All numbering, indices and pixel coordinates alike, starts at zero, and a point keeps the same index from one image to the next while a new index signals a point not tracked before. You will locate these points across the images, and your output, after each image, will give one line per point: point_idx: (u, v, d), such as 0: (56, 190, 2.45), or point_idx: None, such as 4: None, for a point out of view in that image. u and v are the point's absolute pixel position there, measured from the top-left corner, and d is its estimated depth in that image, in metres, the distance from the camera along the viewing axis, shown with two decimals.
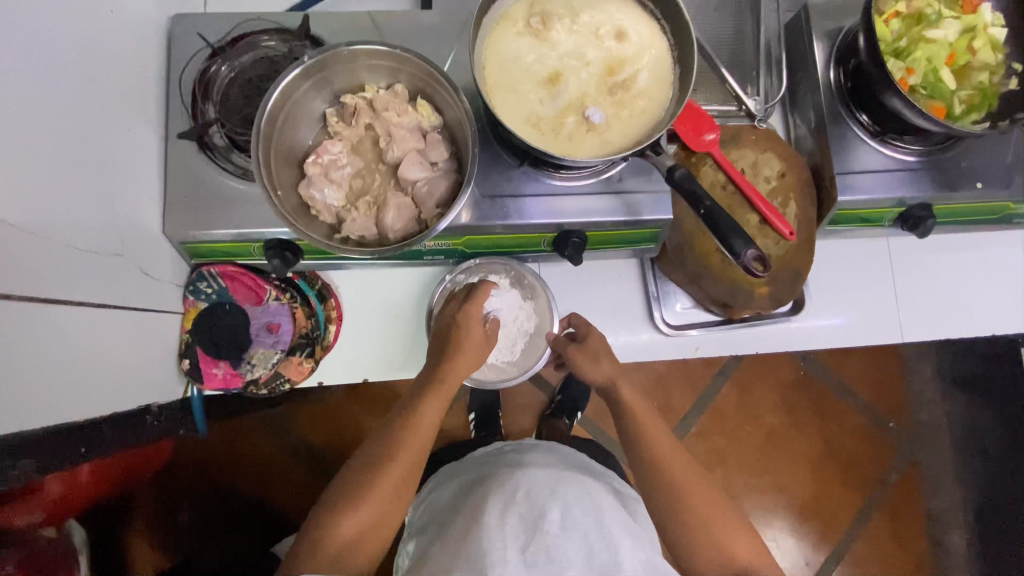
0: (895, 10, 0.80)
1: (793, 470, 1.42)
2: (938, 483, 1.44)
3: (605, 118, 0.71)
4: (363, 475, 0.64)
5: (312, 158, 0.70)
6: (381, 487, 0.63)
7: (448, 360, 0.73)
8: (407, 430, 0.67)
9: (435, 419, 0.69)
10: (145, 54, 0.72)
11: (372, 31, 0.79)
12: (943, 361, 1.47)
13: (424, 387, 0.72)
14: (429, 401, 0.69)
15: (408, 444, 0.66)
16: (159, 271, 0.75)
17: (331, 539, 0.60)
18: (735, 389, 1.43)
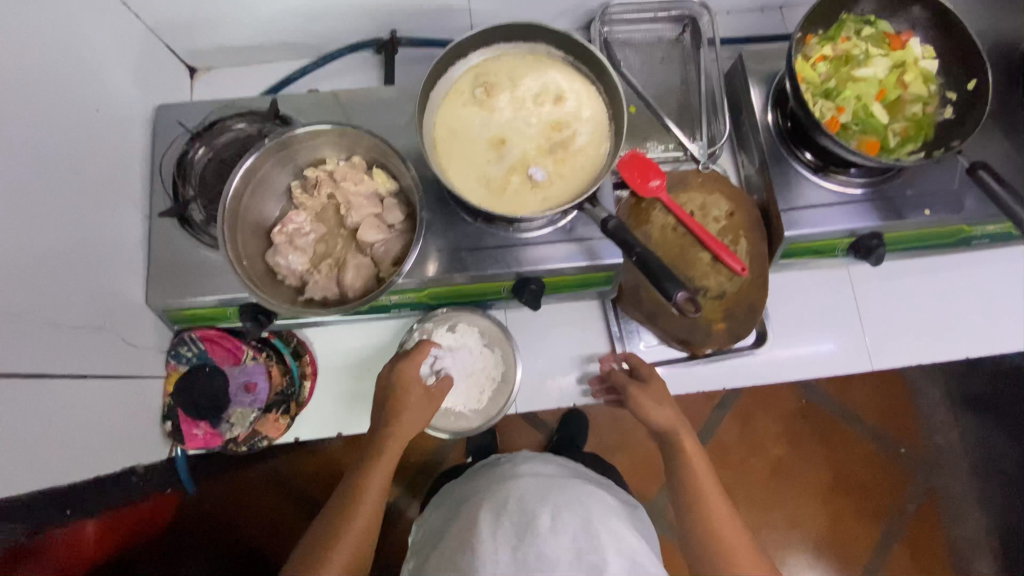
0: (821, 54, 0.82)
1: (803, 503, 1.38)
2: (960, 510, 1.39)
3: (547, 175, 0.76)
4: (326, 531, 0.67)
5: (277, 228, 0.75)
6: (342, 555, 0.64)
7: (397, 399, 0.75)
8: (363, 485, 0.69)
9: (386, 478, 0.71)
10: (130, 144, 0.80)
11: (335, 106, 0.86)
12: (951, 383, 1.44)
13: (378, 425, 0.74)
14: (378, 460, 0.71)
15: (362, 503, 0.68)
16: (141, 339, 0.80)
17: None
18: (736, 422, 1.41)
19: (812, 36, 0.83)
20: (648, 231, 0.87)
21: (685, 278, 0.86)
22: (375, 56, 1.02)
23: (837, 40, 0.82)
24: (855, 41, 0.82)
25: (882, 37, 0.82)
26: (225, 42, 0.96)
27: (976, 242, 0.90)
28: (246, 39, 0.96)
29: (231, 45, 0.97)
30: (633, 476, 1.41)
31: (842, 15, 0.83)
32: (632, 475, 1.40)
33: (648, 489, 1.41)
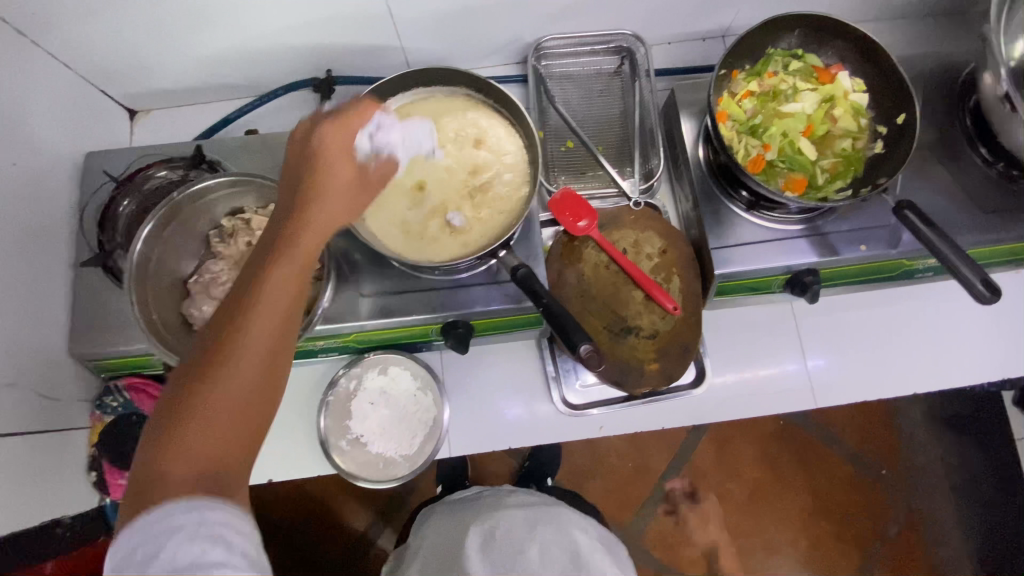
0: (747, 90, 0.81)
1: (782, 529, 1.32)
2: (943, 533, 1.32)
3: (465, 220, 0.75)
4: (216, 341, 0.48)
5: (194, 278, 0.75)
6: (228, 395, 0.46)
7: (315, 177, 0.55)
8: (262, 286, 0.49)
9: (294, 282, 0.51)
10: (52, 194, 0.81)
11: (263, 149, 0.86)
12: (933, 403, 1.37)
13: (288, 210, 0.54)
14: (281, 261, 0.51)
15: (257, 319, 0.48)
16: (60, 392, 0.80)
17: (169, 473, 0.43)
18: (712, 446, 1.34)
19: (738, 72, 0.82)
20: (581, 269, 0.86)
21: (616, 317, 0.84)
22: (314, 95, 1.02)
23: (764, 75, 0.81)
24: (782, 76, 0.81)
25: (811, 71, 0.82)
26: (159, 86, 0.96)
27: (921, 275, 0.88)
28: (181, 81, 0.96)
29: (167, 88, 0.97)
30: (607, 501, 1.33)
31: (769, 50, 0.82)
32: (610, 502, 1.33)
33: (623, 513, 1.33)
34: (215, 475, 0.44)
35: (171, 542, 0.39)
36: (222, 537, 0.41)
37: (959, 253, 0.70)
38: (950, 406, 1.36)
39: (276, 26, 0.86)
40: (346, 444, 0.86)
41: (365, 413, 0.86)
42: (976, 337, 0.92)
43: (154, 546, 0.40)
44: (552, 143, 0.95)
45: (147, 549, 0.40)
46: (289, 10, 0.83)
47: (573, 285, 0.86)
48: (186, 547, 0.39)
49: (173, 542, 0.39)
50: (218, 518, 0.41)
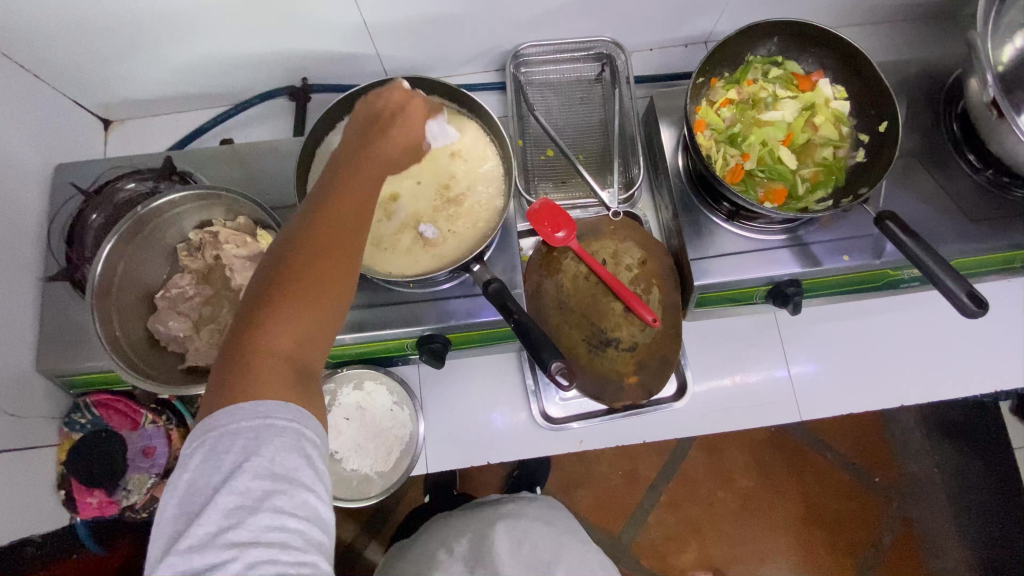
0: (726, 98, 0.80)
1: (773, 538, 1.29)
2: (937, 543, 1.30)
3: (438, 232, 0.74)
4: (300, 241, 0.49)
5: (160, 293, 0.73)
6: (314, 293, 0.48)
7: (396, 111, 0.59)
8: (346, 194, 0.52)
9: (369, 205, 0.53)
10: (20, 207, 0.79)
11: (234, 159, 0.84)
12: (925, 410, 1.35)
13: (364, 133, 0.58)
14: (362, 176, 0.54)
15: (337, 231, 0.50)
16: (28, 409, 0.78)
17: (258, 364, 0.45)
18: (703, 452, 1.33)
19: (716, 80, 0.81)
20: (560, 280, 0.84)
21: (595, 329, 0.83)
22: (290, 103, 1.01)
23: (743, 82, 0.80)
24: (761, 83, 0.80)
25: (791, 79, 0.80)
26: (134, 95, 0.95)
27: (906, 285, 0.86)
28: (154, 89, 0.95)
29: (142, 98, 0.96)
30: (597, 511, 1.31)
31: (748, 57, 0.81)
32: (598, 511, 1.30)
33: (614, 523, 1.31)
34: (298, 370, 0.47)
35: (271, 443, 0.43)
36: (313, 457, 0.44)
37: (941, 264, 0.68)
38: (943, 413, 1.34)
39: (249, 35, 0.85)
40: None
41: (339, 428, 0.86)
42: (964, 346, 0.90)
43: (254, 439, 0.42)
44: (532, 151, 0.94)
45: (246, 440, 0.43)
46: (262, 19, 0.82)
47: (552, 297, 0.84)
48: (285, 455, 0.43)
49: (274, 444, 0.43)
50: (310, 435, 0.45)
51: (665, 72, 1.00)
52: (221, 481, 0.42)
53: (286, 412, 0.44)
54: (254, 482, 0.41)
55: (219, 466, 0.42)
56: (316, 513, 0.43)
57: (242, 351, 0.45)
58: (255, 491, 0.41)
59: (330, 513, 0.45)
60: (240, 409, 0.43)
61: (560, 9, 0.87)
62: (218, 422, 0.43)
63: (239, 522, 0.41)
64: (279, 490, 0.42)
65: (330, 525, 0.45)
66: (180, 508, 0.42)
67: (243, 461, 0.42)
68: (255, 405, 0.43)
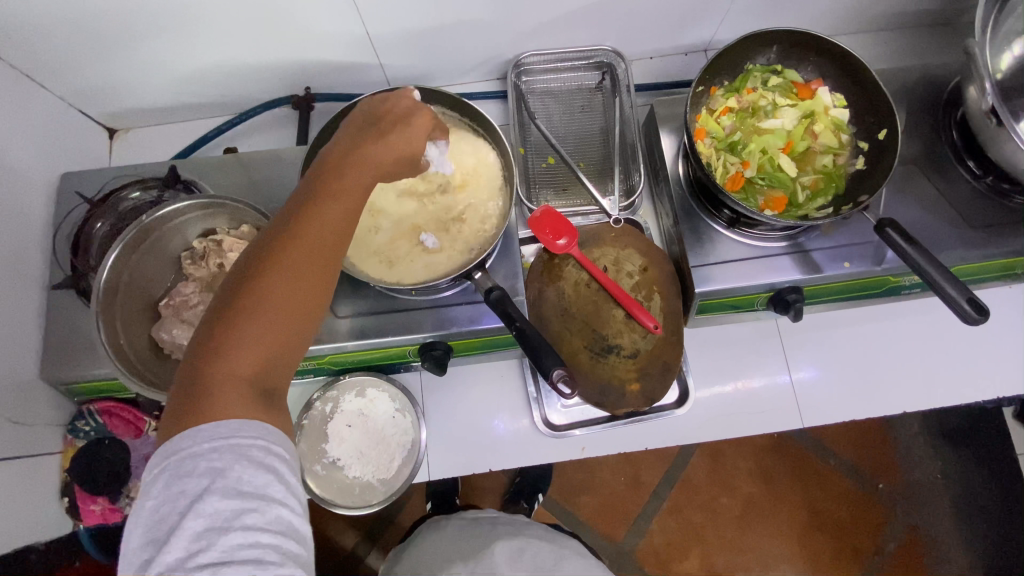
0: (726, 106, 0.80)
1: (777, 544, 1.28)
2: (944, 550, 1.28)
3: (439, 242, 0.74)
4: (277, 256, 0.49)
5: (165, 301, 0.74)
6: (285, 309, 0.49)
7: (398, 120, 0.57)
8: (330, 209, 0.52)
9: (347, 222, 0.53)
10: (26, 216, 0.80)
11: (239, 168, 0.85)
12: (929, 416, 1.35)
13: (357, 139, 0.56)
14: (348, 190, 0.53)
15: (315, 248, 0.50)
16: (33, 416, 0.78)
17: (218, 382, 0.46)
18: (706, 457, 1.32)
19: (716, 88, 0.82)
20: (561, 287, 0.85)
21: (597, 336, 0.83)
22: (294, 112, 1.02)
23: (743, 91, 0.81)
24: (761, 92, 0.81)
25: (791, 87, 0.81)
26: (140, 104, 0.96)
27: (906, 292, 0.86)
28: (160, 99, 0.96)
29: (147, 107, 0.97)
30: (598, 518, 1.30)
31: (748, 66, 0.82)
32: (600, 518, 1.30)
33: (616, 530, 1.30)
34: (258, 389, 0.47)
35: (237, 464, 0.43)
36: (281, 473, 0.45)
37: (945, 274, 0.68)
38: (946, 419, 1.33)
39: (254, 44, 0.86)
40: (321, 469, 0.85)
41: (341, 435, 0.86)
42: (965, 353, 0.90)
43: (218, 461, 0.43)
44: (533, 159, 0.94)
45: (210, 462, 0.43)
46: (267, 29, 0.83)
47: (553, 303, 0.84)
48: (252, 474, 0.43)
49: (239, 464, 0.43)
50: (277, 451, 0.45)
51: (666, 81, 1.01)
52: (186, 506, 0.41)
53: (250, 430, 0.44)
54: (222, 503, 0.41)
55: (183, 491, 0.42)
56: (289, 526, 0.44)
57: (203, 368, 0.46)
58: (224, 512, 0.42)
59: (303, 526, 0.46)
60: (200, 430, 0.44)
61: (561, 19, 0.88)
62: (180, 445, 0.43)
63: (209, 544, 0.41)
64: (249, 508, 0.42)
65: (304, 538, 0.46)
66: (146, 537, 0.42)
67: (209, 483, 0.42)
68: (216, 425, 0.44)
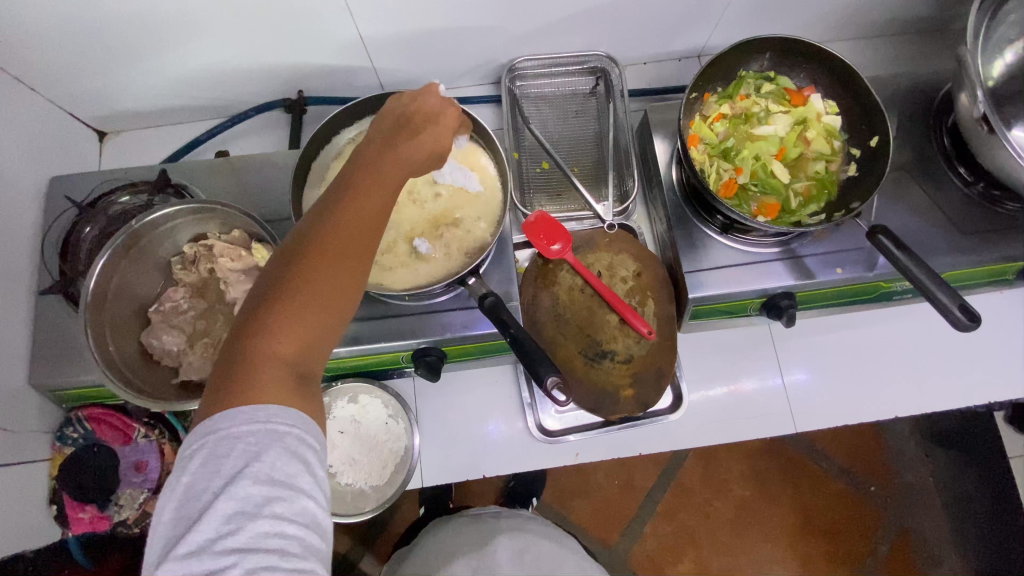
0: (719, 113, 0.81)
1: (771, 548, 1.29)
2: (936, 553, 1.29)
3: (432, 248, 0.74)
4: (316, 242, 0.49)
5: (155, 306, 0.73)
6: (324, 296, 0.48)
7: (427, 119, 0.60)
8: (365, 198, 0.52)
9: (385, 212, 0.53)
10: (15, 220, 0.79)
11: (231, 173, 0.84)
12: (919, 419, 1.36)
13: (390, 134, 0.58)
14: (385, 181, 0.54)
15: (355, 236, 0.50)
16: (20, 424, 0.77)
17: (259, 366, 0.45)
18: (699, 461, 1.32)
19: (709, 95, 0.82)
20: (555, 292, 0.85)
21: (592, 342, 0.83)
22: (287, 115, 1.01)
23: (736, 97, 0.81)
24: (754, 99, 0.81)
25: (783, 94, 0.81)
26: (130, 107, 0.95)
27: (899, 297, 0.87)
28: (151, 102, 0.95)
29: (139, 110, 0.96)
30: (593, 523, 1.30)
31: (741, 73, 0.82)
32: (595, 522, 1.30)
33: (611, 534, 1.30)
34: (299, 373, 0.47)
35: (273, 449, 0.42)
36: (311, 464, 0.44)
37: (934, 279, 0.69)
38: (936, 422, 1.34)
39: (246, 48, 0.85)
40: None
41: (334, 442, 0.85)
42: (957, 357, 0.91)
43: (255, 444, 0.42)
44: (527, 163, 0.94)
45: (246, 444, 0.42)
46: (258, 32, 0.82)
47: (548, 309, 0.84)
48: (285, 461, 0.43)
49: (275, 449, 0.43)
50: (310, 441, 0.45)
51: (660, 86, 1.01)
52: (221, 487, 0.41)
53: (286, 418, 0.44)
54: (254, 489, 0.41)
55: (218, 471, 0.41)
56: (314, 519, 0.43)
57: (243, 351, 0.45)
58: (255, 496, 0.41)
59: (328, 521, 0.45)
60: (239, 412, 0.43)
61: (554, 24, 0.88)
62: (217, 426, 0.42)
63: (238, 528, 0.40)
64: (278, 496, 0.42)
65: (327, 533, 0.45)
66: (177, 512, 0.41)
67: (244, 466, 0.41)
68: (255, 409, 0.43)
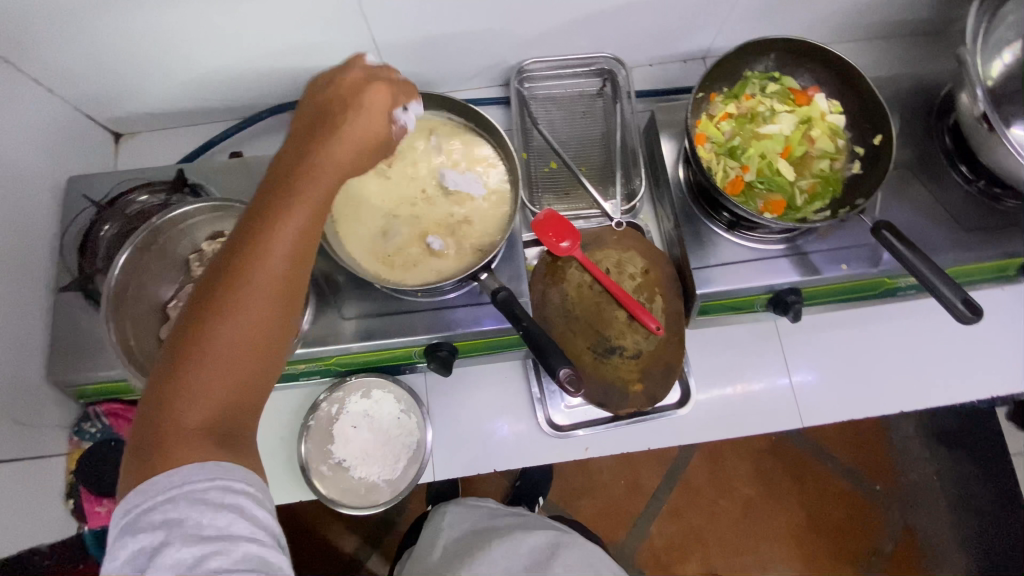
0: (725, 112, 0.82)
1: (776, 546, 1.29)
2: (940, 551, 1.30)
3: (445, 245, 0.75)
4: (215, 301, 0.47)
5: (173, 302, 0.75)
6: (229, 356, 0.47)
7: (336, 127, 0.51)
8: (262, 245, 0.48)
9: (286, 254, 0.49)
10: (33, 218, 0.80)
11: (247, 172, 0.86)
12: (922, 417, 1.37)
13: (292, 161, 0.51)
14: (283, 221, 0.48)
15: (252, 289, 0.48)
16: (38, 418, 0.79)
17: (176, 430, 0.46)
18: (704, 461, 1.33)
19: (716, 94, 0.84)
20: (564, 289, 0.86)
21: (600, 337, 0.84)
22: None
23: (741, 97, 0.83)
24: (759, 98, 0.82)
25: (787, 93, 0.83)
26: (146, 109, 0.97)
27: (902, 293, 0.88)
28: (166, 103, 0.97)
29: (154, 111, 0.98)
30: (598, 522, 1.31)
31: (746, 73, 0.84)
32: (600, 521, 1.30)
33: (616, 533, 1.31)
34: (220, 432, 0.47)
35: (194, 511, 0.43)
36: (244, 509, 0.45)
37: (939, 274, 0.70)
38: (939, 420, 1.35)
39: (261, 51, 0.87)
40: (327, 469, 0.85)
41: (347, 436, 0.86)
42: (960, 353, 0.92)
43: (175, 511, 0.43)
44: (535, 163, 0.96)
45: (167, 514, 0.43)
46: (272, 35, 0.84)
47: (557, 305, 0.85)
48: (211, 517, 0.43)
49: (196, 510, 0.43)
50: (236, 491, 0.45)
51: (665, 87, 1.03)
52: (149, 561, 0.42)
53: (204, 474, 0.44)
54: (183, 551, 0.42)
55: (144, 547, 0.42)
56: (259, 561, 0.43)
57: (160, 415, 0.46)
58: (186, 558, 0.42)
59: (280, 559, 0.45)
60: (157, 480, 0.44)
61: (562, 27, 0.90)
62: (139, 501, 0.44)
63: None
64: (212, 550, 0.42)
65: (282, 569, 0.45)
66: None
67: (168, 534, 0.42)
68: (170, 475, 0.44)
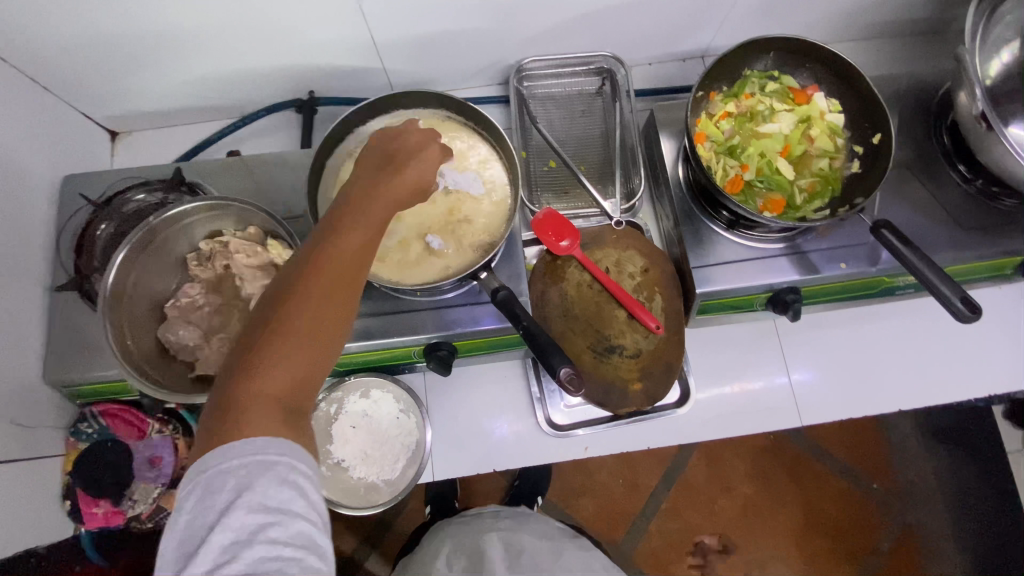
0: (725, 111, 0.82)
1: (775, 545, 1.30)
2: (938, 549, 1.30)
3: (444, 244, 0.75)
4: (299, 282, 0.47)
5: (171, 302, 0.74)
6: (309, 331, 0.46)
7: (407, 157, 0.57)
8: (346, 238, 0.50)
9: (367, 248, 0.51)
10: (29, 217, 0.80)
11: (244, 171, 0.86)
12: (920, 416, 1.37)
13: (368, 175, 0.55)
14: (364, 219, 0.51)
15: (336, 272, 0.48)
16: (34, 419, 0.78)
17: (253, 403, 0.43)
18: (703, 461, 1.33)
19: (716, 93, 0.83)
20: (563, 288, 0.86)
21: (600, 336, 0.84)
22: (297, 116, 1.02)
23: (741, 96, 0.83)
24: (759, 97, 0.82)
25: (787, 92, 0.83)
26: (143, 107, 0.97)
27: (901, 291, 0.88)
28: (163, 102, 0.96)
29: (151, 110, 0.98)
30: (597, 521, 1.31)
31: (745, 72, 0.84)
32: (599, 521, 1.30)
33: (616, 532, 1.31)
34: (292, 408, 0.45)
35: (263, 479, 0.41)
36: (306, 489, 0.43)
37: (937, 273, 0.70)
38: (936, 418, 1.36)
39: (259, 49, 0.87)
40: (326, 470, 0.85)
41: (346, 436, 0.86)
42: (958, 351, 0.92)
43: (245, 475, 0.41)
44: (535, 162, 0.96)
45: (237, 477, 0.41)
46: (270, 33, 0.83)
47: (556, 304, 0.85)
48: (276, 489, 0.41)
49: (264, 479, 0.41)
50: (303, 469, 0.43)
51: (665, 86, 1.03)
52: (215, 520, 0.40)
53: (276, 447, 0.42)
54: (247, 518, 0.40)
55: (211, 506, 0.41)
56: (312, 542, 0.42)
57: (237, 391, 0.44)
58: (250, 525, 0.40)
59: (329, 543, 0.43)
60: (230, 447, 0.42)
61: (561, 25, 0.90)
62: (210, 462, 0.42)
63: (234, 556, 0.39)
64: (272, 522, 0.40)
65: (329, 554, 0.43)
66: (177, 549, 0.40)
67: (234, 499, 0.40)
68: (245, 443, 0.42)
